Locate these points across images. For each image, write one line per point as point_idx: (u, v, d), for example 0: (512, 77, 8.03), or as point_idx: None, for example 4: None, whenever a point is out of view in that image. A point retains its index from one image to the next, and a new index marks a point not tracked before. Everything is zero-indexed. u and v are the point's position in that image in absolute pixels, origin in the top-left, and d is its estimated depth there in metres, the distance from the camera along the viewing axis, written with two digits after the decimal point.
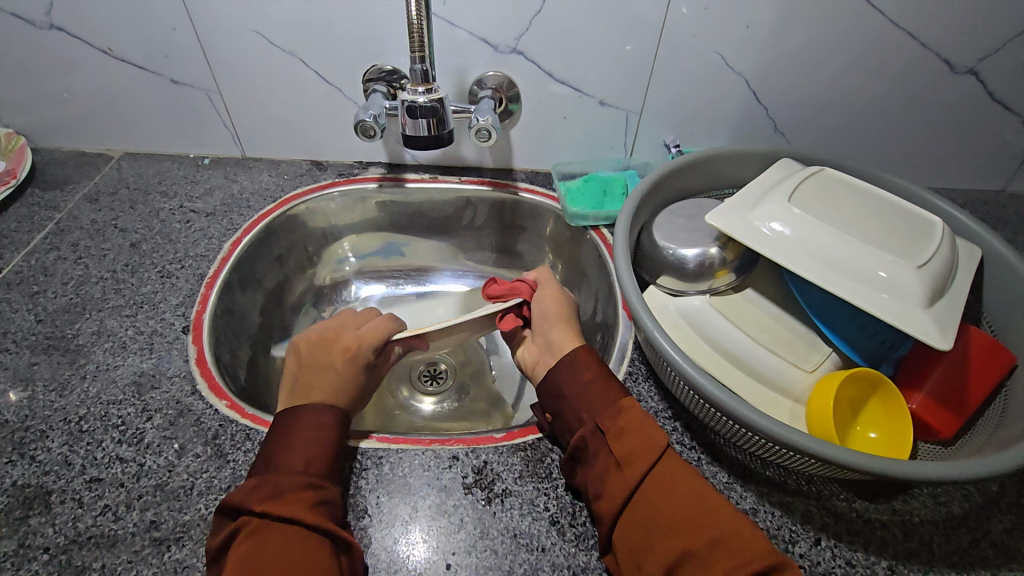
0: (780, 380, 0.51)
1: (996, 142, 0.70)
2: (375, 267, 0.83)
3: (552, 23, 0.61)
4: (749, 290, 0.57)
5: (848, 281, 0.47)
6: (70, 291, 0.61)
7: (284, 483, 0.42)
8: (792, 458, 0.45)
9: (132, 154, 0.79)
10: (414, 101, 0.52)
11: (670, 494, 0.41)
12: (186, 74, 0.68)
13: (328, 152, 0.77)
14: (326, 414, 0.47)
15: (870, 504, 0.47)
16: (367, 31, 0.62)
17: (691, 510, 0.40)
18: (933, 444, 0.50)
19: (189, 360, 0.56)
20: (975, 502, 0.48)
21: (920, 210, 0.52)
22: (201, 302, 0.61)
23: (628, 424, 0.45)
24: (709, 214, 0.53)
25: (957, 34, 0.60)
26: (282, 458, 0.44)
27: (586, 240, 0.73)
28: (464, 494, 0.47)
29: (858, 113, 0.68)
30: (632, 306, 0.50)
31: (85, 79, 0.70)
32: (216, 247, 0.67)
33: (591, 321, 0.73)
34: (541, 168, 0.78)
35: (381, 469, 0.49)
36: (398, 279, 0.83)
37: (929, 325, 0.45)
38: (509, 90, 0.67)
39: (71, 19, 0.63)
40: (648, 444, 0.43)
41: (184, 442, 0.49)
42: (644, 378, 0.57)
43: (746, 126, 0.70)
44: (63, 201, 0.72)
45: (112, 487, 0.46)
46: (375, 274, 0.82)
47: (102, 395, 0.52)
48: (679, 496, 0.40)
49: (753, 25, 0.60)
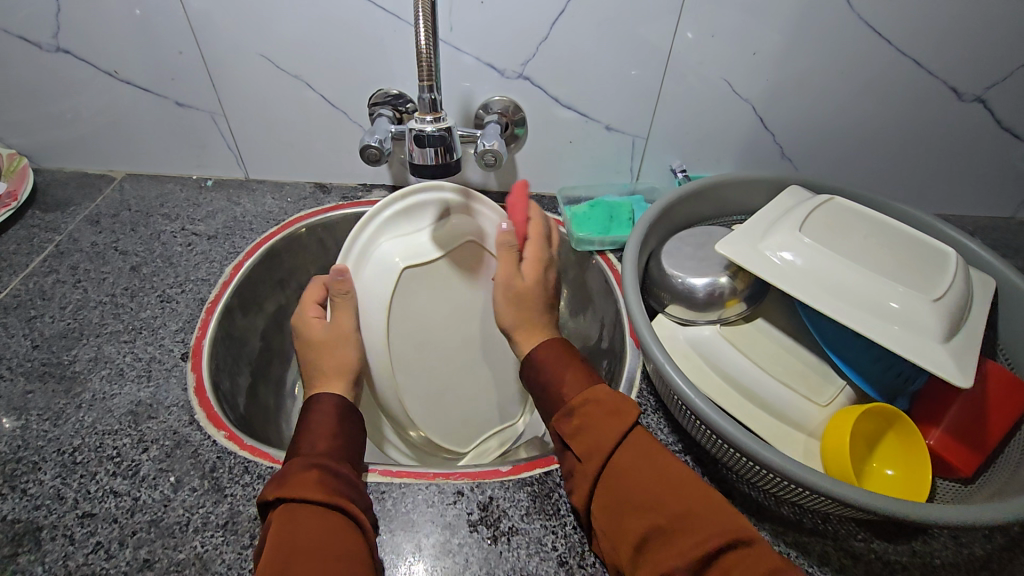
0: (794, 414, 0.50)
1: (1004, 169, 0.70)
2: None
3: (560, 49, 0.61)
4: (760, 320, 0.56)
5: (862, 313, 0.46)
6: (68, 315, 0.60)
7: (291, 465, 0.43)
8: (809, 497, 0.44)
9: (134, 176, 0.79)
10: (422, 130, 0.52)
11: (634, 478, 0.41)
12: (191, 96, 0.68)
13: (332, 174, 0.77)
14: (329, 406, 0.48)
15: (889, 545, 0.46)
16: (373, 56, 0.62)
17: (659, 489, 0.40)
18: (953, 482, 0.49)
19: (188, 388, 0.55)
20: (997, 543, 0.46)
21: (933, 240, 0.51)
22: (201, 327, 0.60)
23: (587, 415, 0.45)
24: (719, 244, 0.52)
25: (965, 63, 0.60)
26: (300, 448, 0.45)
27: (592, 265, 0.72)
28: (469, 531, 0.46)
29: (866, 140, 0.68)
30: (641, 336, 0.49)
31: (89, 100, 0.69)
32: (217, 271, 0.66)
33: (597, 347, 0.72)
34: (546, 192, 0.77)
35: (384, 505, 0.47)
36: None
37: (946, 359, 0.44)
38: (514, 114, 0.67)
39: (77, 42, 0.63)
40: (611, 429, 0.43)
41: (180, 475, 0.48)
42: (654, 410, 0.55)
43: (753, 152, 0.70)
44: (64, 223, 0.72)
45: (105, 523, 0.45)
46: None
47: (98, 425, 0.51)
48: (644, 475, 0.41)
49: (760, 52, 0.60)
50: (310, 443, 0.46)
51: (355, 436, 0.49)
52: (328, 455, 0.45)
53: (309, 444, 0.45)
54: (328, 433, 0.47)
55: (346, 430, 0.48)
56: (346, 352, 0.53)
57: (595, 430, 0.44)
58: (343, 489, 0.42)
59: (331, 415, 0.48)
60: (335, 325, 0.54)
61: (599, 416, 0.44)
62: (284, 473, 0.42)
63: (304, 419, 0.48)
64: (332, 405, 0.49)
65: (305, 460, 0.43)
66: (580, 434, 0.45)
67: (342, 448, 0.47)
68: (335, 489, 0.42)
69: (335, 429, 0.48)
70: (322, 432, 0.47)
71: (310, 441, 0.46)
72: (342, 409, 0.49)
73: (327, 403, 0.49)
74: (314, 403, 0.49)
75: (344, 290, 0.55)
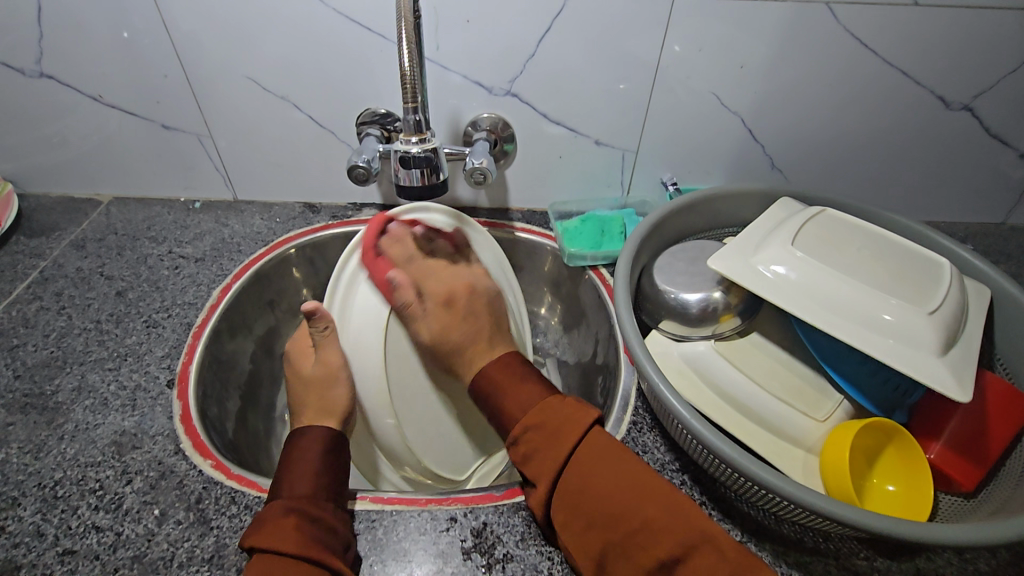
0: (792, 429, 0.49)
1: (993, 175, 0.69)
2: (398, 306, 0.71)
3: (547, 66, 0.61)
4: (755, 334, 0.56)
5: (857, 327, 0.46)
6: (51, 344, 0.59)
7: (270, 511, 0.42)
8: (810, 518, 0.42)
9: (121, 199, 0.78)
10: (407, 152, 0.51)
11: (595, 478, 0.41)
12: (178, 119, 0.67)
13: (322, 194, 0.76)
14: (316, 439, 0.48)
15: (892, 564, 0.45)
16: (360, 75, 0.61)
17: (617, 499, 0.40)
18: (955, 496, 0.48)
19: (173, 417, 0.53)
20: (1003, 558, 0.45)
21: (926, 251, 0.51)
22: (188, 353, 0.59)
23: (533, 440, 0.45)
24: (710, 258, 0.51)
25: (952, 72, 0.60)
26: (283, 489, 0.44)
27: (584, 280, 0.72)
28: (463, 560, 0.45)
29: (854, 151, 0.68)
30: (634, 353, 0.48)
31: (75, 125, 0.69)
32: (205, 294, 0.66)
33: (592, 364, 0.71)
34: (537, 208, 0.77)
35: (375, 533, 0.46)
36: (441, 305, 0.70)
37: (943, 373, 0.43)
38: (503, 131, 0.67)
39: (62, 67, 0.63)
40: (561, 448, 0.43)
41: (165, 508, 0.47)
42: (649, 428, 0.54)
43: (743, 163, 0.70)
44: (49, 248, 0.71)
45: (86, 560, 0.43)
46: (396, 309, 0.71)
47: (80, 457, 0.50)
48: (604, 486, 0.41)
49: (747, 65, 0.60)
50: (292, 482, 0.45)
51: (340, 471, 0.48)
52: (310, 497, 0.44)
53: (291, 485, 0.44)
54: (311, 471, 0.46)
55: (332, 465, 0.47)
56: (336, 391, 0.52)
57: (544, 451, 0.44)
58: (324, 536, 0.41)
59: (314, 452, 0.47)
60: (323, 361, 0.53)
61: (551, 428, 0.44)
62: (262, 518, 0.41)
63: (288, 455, 0.47)
64: (319, 439, 0.48)
65: (284, 503, 0.42)
66: (529, 458, 0.44)
67: (327, 487, 0.45)
68: (314, 538, 0.40)
69: (319, 463, 0.47)
70: (304, 471, 0.46)
71: (291, 481, 0.45)
72: (327, 444, 0.48)
73: (312, 437, 0.48)
74: (297, 439, 0.48)
75: (327, 324, 0.54)
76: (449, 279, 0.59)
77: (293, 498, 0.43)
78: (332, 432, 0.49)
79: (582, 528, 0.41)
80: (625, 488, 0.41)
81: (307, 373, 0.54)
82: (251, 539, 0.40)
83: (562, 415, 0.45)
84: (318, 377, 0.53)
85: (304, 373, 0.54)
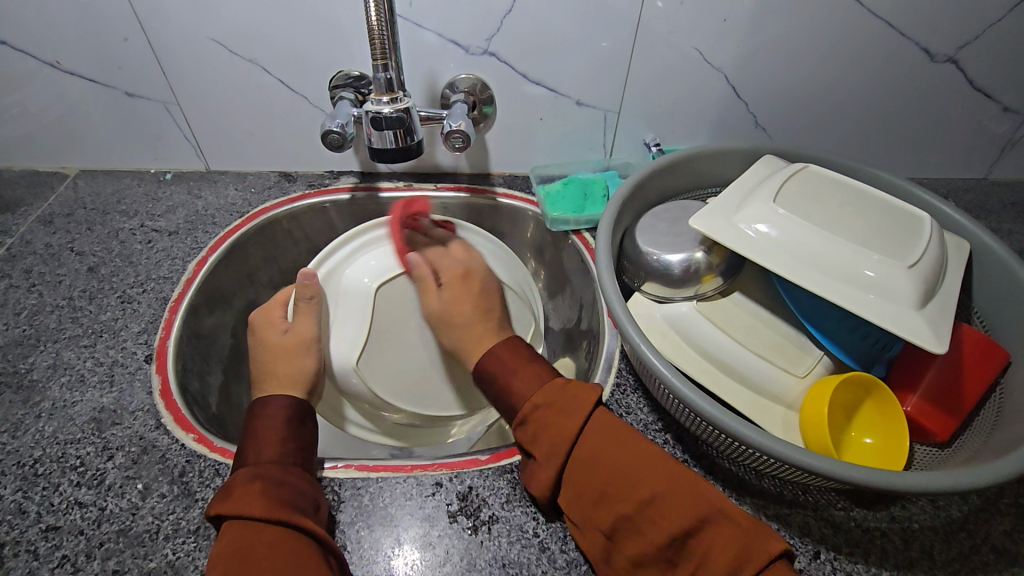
0: (774, 387, 0.49)
1: (975, 130, 0.69)
2: (408, 174, 0.75)
3: (524, 23, 0.59)
4: (737, 294, 0.56)
5: (837, 282, 0.46)
6: (23, 322, 0.58)
7: (234, 479, 0.41)
8: (786, 470, 0.43)
9: (88, 172, 0.75)
10: (379, 112, 0.50)
11: (598, 459, 0.40)
12: (142, 86, 0.65)
13: (297, 162, 0.74)
14: (283, 407, 0.48)
15: (868, 513, 0.46)
16: (330, 36, 0.59)
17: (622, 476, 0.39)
18: (930, 447, 0.49)
19: (153, 392, 0.53)
20: (974, 503, 0.47)
21: (906, 205, 0.51)
22: (165, 328, 0.58)
23: (538, 423, 0.43)
24: (693, 218, 0.51)
25: (937, 24, 0.59)
26: (248, 458, 0.44)
27: (568, 245, 0.71)
28: (449, 523, 0.45)
29: (839, 106, 0.67)
30: (616, 316, 0.47)
31: (33, 94, 0.66)
32: (180, 268, 0.64)
33: (577, 328, 0.71)
34: (519, 172, 0.75)
35: (361, 500, 0.46)
36: (426, 189, 0.74)
37: (922, 327, 0.43)
38: (482, 93, 0.65)
39: (14, 32, 0.60)
40: (560, 432, 0.42)
41: (148, 482, 0.46)
42: (633, 390, 0.55)
43: (727, 122, 0.69)
44: (15, 225, 0.68)
45: (71, 535, 0.43)
46: (407, 177, 0.75)
47: (59, 434, 0.49)
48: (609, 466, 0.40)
49: (730, 18, 0.58)
50: (256, 452, 0.44)
51: (306, 440, 0.48)
52: (276, 462, 0.44)
53: (256, 454, 0.44)
54: (275, 439, 0.45)
55: (295, 433, 0.47)
56: (299, 363, 0.52)
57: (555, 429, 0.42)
58: (292, 499, 0.41)
59: (278, 421, 0.47)
60: (294, 331, 0.54)
61: (554, 410, 0.43)
62: (228, 485, 0.41)
63: (251, 426, 0.46)
64: (283, 408, 0.48)
65: (250, 470, 0.42)
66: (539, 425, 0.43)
67: (293, 453, 0.45)
68: (280, 499, 0.40)
69: (283, 433, 0.46)
70: (269, 439, 0.45)
71: (257, 450, 0.44)
72: (291, 413, 0.48)
73: (274, 407, 0.48)
74: (260, 410, 0.48)
75: (310, 295, 0.56)
76: (463, 259, 0.60)
77: (259, 465, 0.43)
78: (295, 400, 0.49)
79: (591, 504, 0.40)
80: (636, 454, 0.40)
81: (273, 339, 0.54)
82: (217, 506, 0.39)
83: (566, 398, 0.43)
84: (289, 345, 0.53)
85: (271, 339, 0.54)
